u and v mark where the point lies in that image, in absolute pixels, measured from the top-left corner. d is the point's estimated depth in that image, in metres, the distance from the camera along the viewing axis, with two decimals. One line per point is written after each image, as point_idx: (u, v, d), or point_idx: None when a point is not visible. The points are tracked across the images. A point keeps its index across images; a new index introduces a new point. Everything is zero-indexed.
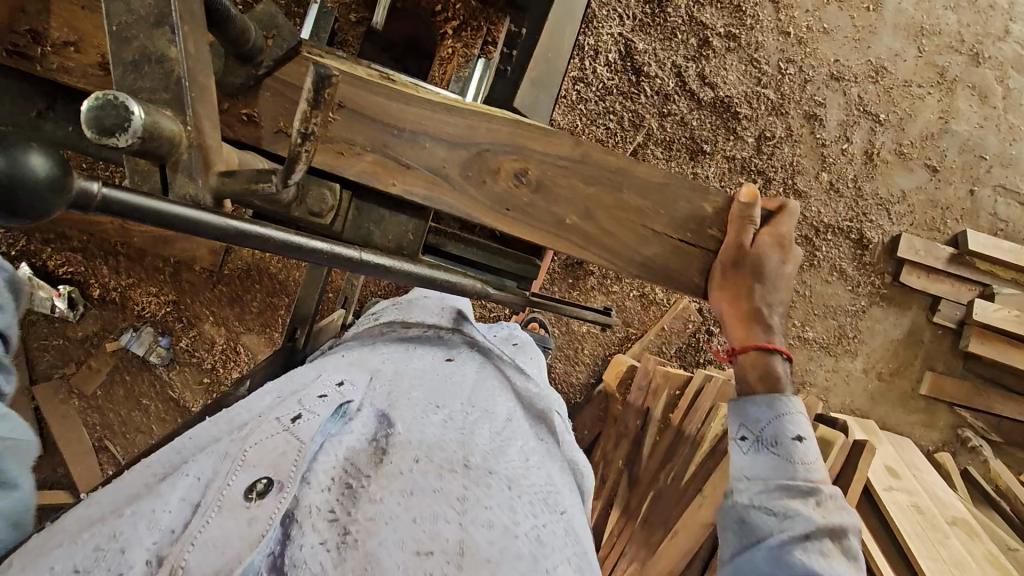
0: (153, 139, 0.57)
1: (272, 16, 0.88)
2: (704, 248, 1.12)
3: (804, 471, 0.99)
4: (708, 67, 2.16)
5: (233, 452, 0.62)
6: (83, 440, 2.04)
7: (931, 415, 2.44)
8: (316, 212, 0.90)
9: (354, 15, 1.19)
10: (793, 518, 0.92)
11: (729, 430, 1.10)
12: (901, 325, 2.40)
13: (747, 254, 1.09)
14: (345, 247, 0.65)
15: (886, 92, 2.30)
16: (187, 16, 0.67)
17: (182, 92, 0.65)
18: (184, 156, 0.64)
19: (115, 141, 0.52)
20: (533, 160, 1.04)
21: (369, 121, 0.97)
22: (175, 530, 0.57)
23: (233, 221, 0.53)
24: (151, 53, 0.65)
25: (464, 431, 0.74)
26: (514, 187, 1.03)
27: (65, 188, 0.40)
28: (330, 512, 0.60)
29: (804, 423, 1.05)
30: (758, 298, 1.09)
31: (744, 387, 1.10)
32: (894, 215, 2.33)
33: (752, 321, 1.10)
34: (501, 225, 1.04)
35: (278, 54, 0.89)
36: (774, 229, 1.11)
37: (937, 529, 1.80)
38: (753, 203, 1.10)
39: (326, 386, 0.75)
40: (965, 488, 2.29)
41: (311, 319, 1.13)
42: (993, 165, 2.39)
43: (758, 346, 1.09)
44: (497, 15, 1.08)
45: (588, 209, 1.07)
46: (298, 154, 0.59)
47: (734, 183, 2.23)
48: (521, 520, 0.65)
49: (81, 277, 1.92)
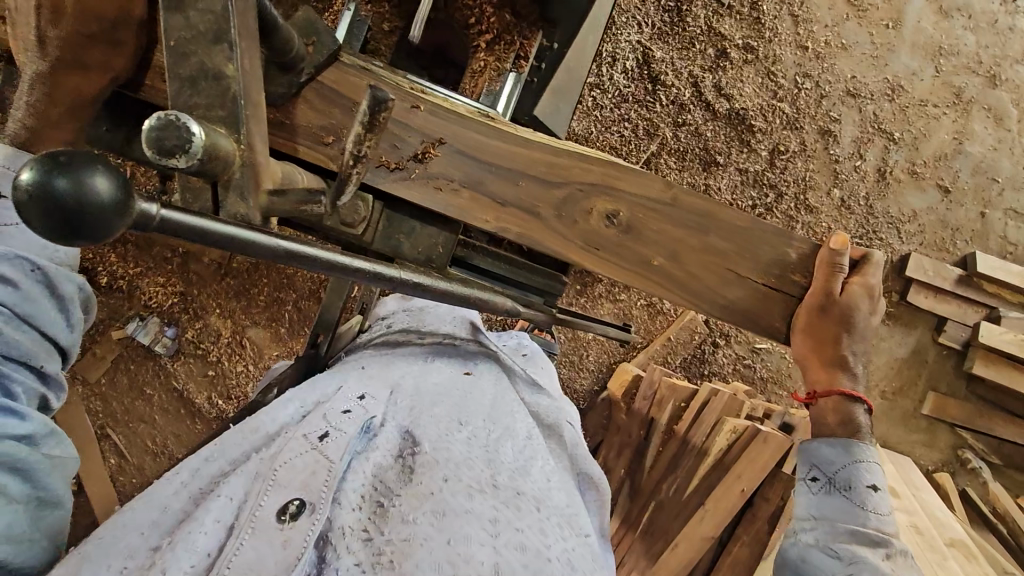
0: (212, 161, 0.55)
1: (311, 22, 0.87)
2: (787, 293, 1.12)
3: (875, 520, 1.03)
4: (725, 78, 2.15)
5: (264, 473, 0.65)
6: (85, 427, 2.04)
7: (932, 435, 2.44)
8: (349, 222, 0.89)
9: (388, 24, 1.12)
10: (858, 565, 0.96)
11: (799, 469, 1.14)
12: (905, 345, 2.40)
13: (837, 301, 1.07)
14: (384, 265, 0.64)
15: (901, 110, 2.29)
16: (244, 32, 0.66)
17: (238, 109, 0.63)
18: (236, 175, 0.61)
19: (175, 161, 0.51)
20: (622, 202, 1.06)
21: (470, 159, 1.00)
22: (211, 554, 0.59)
23: (283, 242, 0.52)
24: (208, 70, 0.64)
25: (489, 449, 0.75)
26: (605, 228, 1.06)
27: (128, 211, 0.39)
28: (364, 532, 0.61)
29: (878, 474, 1.08)
30: (844, 346, 1.08)
31: (822, 426, 1.12)
32: (904, 234, 2.33)
33: (834, 367, 1.10)
34: (589, 265, 1.06)
35: (320, 60, 0.90)
36: (864, 279, 1.09)
37: (936, 549, 1.79)
38: (844, 250, 1.08)
39: (349, 400, 0.76)
40: (963, 509, 2.29)
41: (334, 327, 1.12)
42: (1005, 188, 2.39)
43: (840, 393, 1.09)
44: (530, 29, 1.08)
45: (676, 253, 1.09)
46: (350, 175, 0.61)
47: (746, 196, 2.23)
48: (552, 543, 0.65)
49: (89, 264, 1.92)
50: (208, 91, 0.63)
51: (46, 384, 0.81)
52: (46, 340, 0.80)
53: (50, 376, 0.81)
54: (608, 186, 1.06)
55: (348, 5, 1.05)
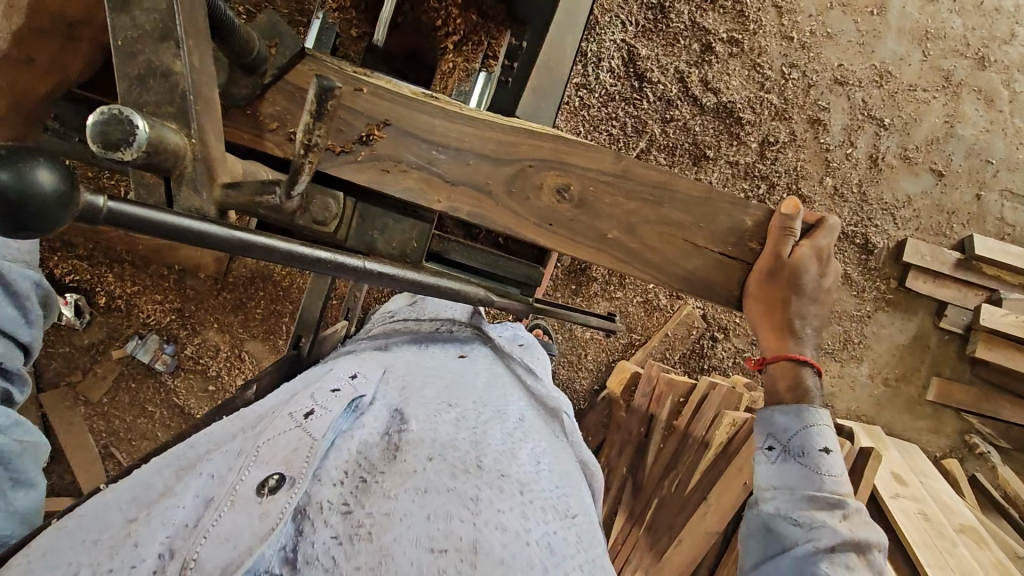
0: (158, 153, 0.57)
1: (274, 24, 0.90)
2: (743, 261, 1.12)
3: (831, 483, 1.04)
4: (711, 72, 2.15)
5: (247, 449, 0.64)
6: (88, 448, 2.04)
7: (938, 421, 2.42)
8: (320, 219, 0.92)
9: (356, 30, 1.13)
10: (820, 530, 0.97)
11: (756, 439, 1.14)
12: (907, 331, 2.39)
13: (785, 263, 1.08)
14: (351, 255, 0.64)
15: (890, 96, 2.29)
16: (191, 30, 0.66)
17: (187, 105, 0.65)
18: (190, 169, 0.63)
19: (120, 155, 0.52)
20: (575, 176, 1.06)
21: (416, 140, 1.00)
22: (189, 525, 0.58)
23: (237, 232, 0.53)
24: (156, 67, 0.64)
25: (476, 431, 0.73)
26: (557, 203, 1.06)
27: (72, 202, 0.40)
28: (343, 506, 0.61)
29: (830, 436, 1.09)
30: (794, 309, 1.09)
31: (773, 396, 1.13)
32: (899, 219, 2.32)
33: (784, 331, 1.11)
34: (542, 239, 1.06)
35: (282, 62, 0.91)
36: (814, 241, 1.10)
37: (946, 537, 1.78)
38: (796, 215, 1.08)
39: (339, 380, 0.76)
40: (973, 494, 2.27)
41: (315, 328, 1.14)
42: (999, 169, 2.37)
43: (788, 358, 1.10)
44: (497, 28, 1.09)
45: (631, 225, 1.09)
46: (302, 166, 0.61)
47: (738, 188, 2.23)
48: (532, 527, 0.64)
49: (87, 285, 1.94)
50: (157, 87, 0.64)
51: (10, 380, 0.87)
52: (7, 338, 0.86)
53: (14, 374, 0.88)
54: (584, 174, 1.06)
55: (317, 13, 1.09)
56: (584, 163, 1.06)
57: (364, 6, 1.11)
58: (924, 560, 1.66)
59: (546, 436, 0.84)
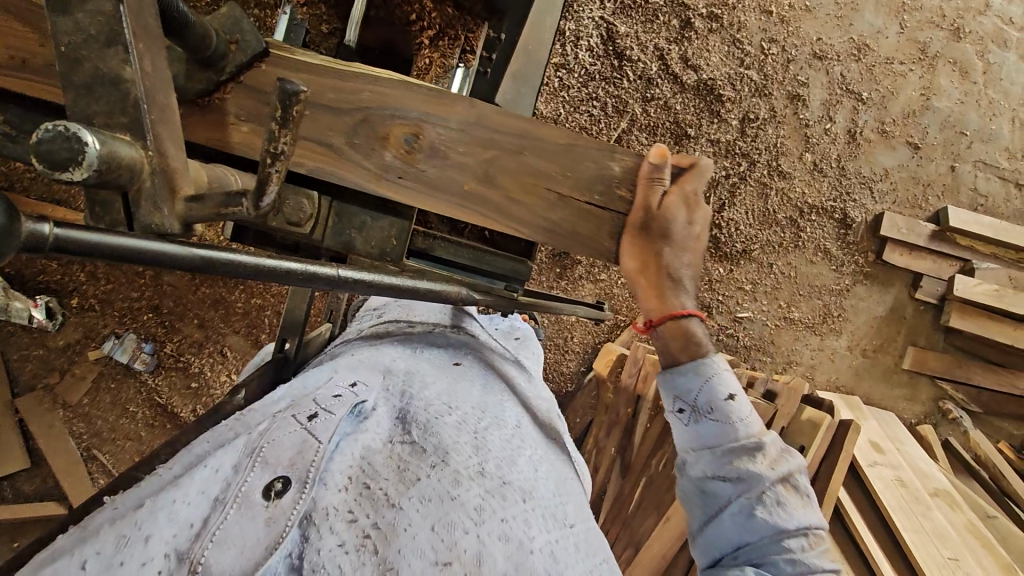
0: (112, 170, 0.49)
1: (236, 20, 0.83)
2: (615, 211, 0.99)
3: (744, 427, 1.00)
4: (691, 49, 2.13)
5: (252, 448, 0.61)
6: (71, 451, 2.01)
7: (914, 389, 2.49)
8: (293, 221, 0.89)
9: (326, 26, 1.08)
10: (747, 481, 0.95)
11: (665, 404, 1.08)
12: (884, 302, 2.44)
13: (655, 216, 0.98)
14: (323, 265, 0.59)
15: (868, 70, 2.29)
16: (141, 33, 0.56)
17: (141, 115, 0.55)
18: (148, 184, 0.54)
19: (69, 176, 0.44)
20: (422, 122, 0.92)
21: (351, 112, 0.92)
22: (194, 525, 0.55)
23: (202, 248, 0.47)
24: (105, 75, 0.54)
25: (477, 436, 0.73)
26: (404, 154, 0.92)
27: (13, 233, 0.35)
28: (350, 514, 0.59)
29: (731, 379, 1.05)
30: (667, 260, 1.01)
31: (669, 357, 1.07)
32: (876, 193, 2.35)
33: (663, 284, 1.03)
34: (385, 193, 0.93)
35: (244, 60, 0.85)
36: (683, 187, 0.99)
37: (919, 501, 1.87)
38: (664, 162, 0.97)
39: (340, 386, 0.73)
40: (946, 458, 2.37)
41: (302, 329, 1.03)
42: (973, 141, 2.41)
43: (671, 317, 1.04)
44: (474, 22, 1.08)
45: (488, 174, 0.95)
46: (268, 177, 0.52)
47: (719, 166, 2.22)
48: (536, 534, 0.65)
49: (58, 285, 1.90)
50: (105, 97, 0.54)
51: None
52: None
53: None
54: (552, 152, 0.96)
55: (285, 8, 1.02)
56: (495, 120, 0.94)
57: (334, 1, 1.06)
58: (899, 523, 1.76)
59: (542, 444, 0.84)
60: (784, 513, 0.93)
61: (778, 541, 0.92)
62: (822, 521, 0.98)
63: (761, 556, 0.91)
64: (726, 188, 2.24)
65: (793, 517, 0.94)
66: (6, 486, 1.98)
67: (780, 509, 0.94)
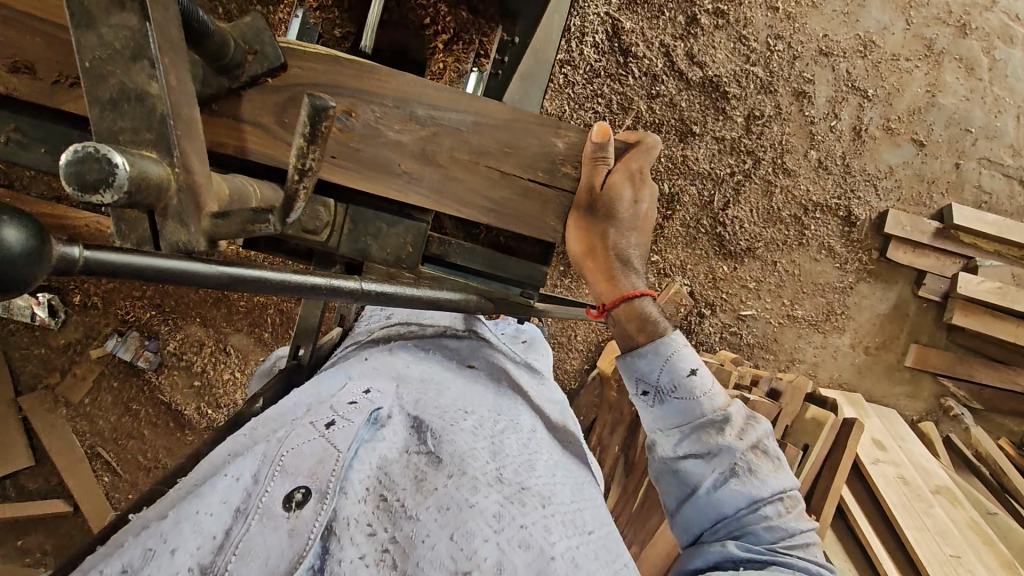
0: (141, 191, 0.45)
1: (257, 30, 0.75)
2: (559, 190, 0.90)
3: (709, 401, 0.96)
4: (697, 46, 2.11)
5: (272, 456, 0.61)
6: (74, 448, 2.01)
7: (916, 386, 2.50)
8: (310, 229, 0.83)
9: (339, 30, 1.05)
10: (717, 455, 0.92)
11: (628, 387, 1.02)
12: (888, 300, 2.44)
13: (600, 196, 0.90)
14: (344, 277, 0.59)
15: (874, 67, 2.28)
16: (168, 45, 0.52)
17: (168, 132, 0.51)
18: (174, 202, 0.50)
19: (100, 198, 0.41)
20: (356, 100, 0.84)
21: (379, 106, 0.84)
22: (217, 537, 0.56)
23: (228, 265, 0.47)
24: (131, 90, 0.50)
25: (493, 441, 0.73)
26: (337, 132, 0.84)
27: (43, 257, 0.34)
28: (369, 526, 0.59)
29: (691, 353, 0.99)
30: (613, 241, 0.93)
31: (628, 341, 1.01)
32: (881, 191, 2.34)
33: (612, 267, 0.97)
34: (394, 194, 0.86)
35: (259, 72, 0.78)
36: (627, 164, 0.91)
37: (922, 499, 1.87)
38: (607, 142, 0.88)
39: (355, 392, 0.73)
40: (947, 455, 2.38)
41: (315, 334, 1.02)
42: (978, 138, 2.40)
43: (624, 297, 0.98)
44: (488, 25, 1.04)
45: (426, 152, 0.86)
46: (295, 193, 0.49)
47: (724, 164, 2.21)
48: (556, 541, 0.64)
49: (59, 284, 1.90)
50: (132, 112, 0.50)
51: None
52: None
53: None
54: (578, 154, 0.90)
55: (297, 12, 0.99)
56: (451, 101, 0.86)
57: (348, 5, 1.04)
58: (902, 522, 1.76)
59: (558, 450, 0.85)
60: (757, 480, 0.91)
61: (754, 510, 0.90)
62: (794, 481, 0.96)
63: (739, 527, 0.89)
64: (731, 186, 2.23)
65: (766, 483, 0.91)
66: (10, 484, 1.99)
67: (753, 478, 0.91)
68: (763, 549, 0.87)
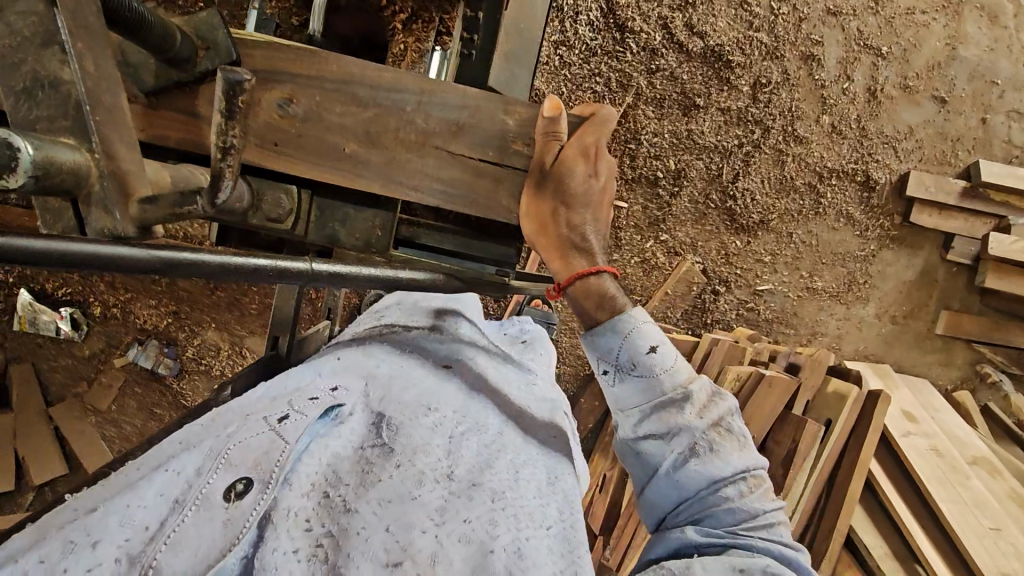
0: (53, 174, 0.45)
1: (210, 26, 0.75)
2: (512, 166, 0.88)
3: (668, 379, 0.89)
4: (696, 15, 2.03)
5: (217, 449, 0.61)
6: (106, 454, 2.08)
7: (948, 354, 2.39)
8: (274, 217, 0.84)
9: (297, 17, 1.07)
10: (678, 436, 0.86)
11: (590, 365, 0.94)
12: (913, 267, 2.34)
13: (550, 172, 0.85)
14: (293, 258, 0.57)
15: (888, 23, 2.16)
16: (81, 31, 0.50)
17: (84, 118, 0.50)
18: (97, 188, 0.50)
19: (5, 182, 0.41)
20: (297, 85, 0.83)
21: (322, 87, 0.83)
22: (149, 529, 0.55)
23: (163, 250, 0.46)
24: (45, 78, 0.50)
25: (452, 439, 0.73)
26: (277, 118, 0.83)
27: None
28: (306, 521, 0.59)
29: (653, 329, 0.90)
30: (567, 219, 0.86)
31: (585, 319, 0.90)
32: (901, 152, 2.23)
33: (567, 243, 0.87)
34: (344, 179, 0.85)
35: (210, 67, 0.77)
36: (581, 138, 0.86)
37: (958, 470, 1.79)
38: (558, 115, 0.85)
39: (320, 390, 0.73)
40: (985, 424, 2.27)
41: (292, 325, 1.03)
42: (1005, 90, 2.26)
43: (578, 275, 0.87)
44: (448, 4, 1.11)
45: (371, 134, 0.85)
46: (222, 173, 0.52)
47: (731, 136, 2.13)
48: (501, 533, 0.63)
49: (80, 297, 1.95)
50: (48, 100, 0.50)
51: None
52: None
53: None
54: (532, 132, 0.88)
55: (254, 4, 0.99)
56: (405, 82, 0.84)
57: None
58: (934, 493, 1.69)
59: (523, 438, 0.82)
60: (720, 460, 0.86)
61: (715, 491, 0.85)
62: (760, 458, 0.91)
63: (699, 510, 0.86)
64: (740, 157, 2.15)
65: (729, 463, 0.86)
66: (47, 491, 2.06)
67: (714, 459, 0.86)
68: (724, 532, 0.83)
